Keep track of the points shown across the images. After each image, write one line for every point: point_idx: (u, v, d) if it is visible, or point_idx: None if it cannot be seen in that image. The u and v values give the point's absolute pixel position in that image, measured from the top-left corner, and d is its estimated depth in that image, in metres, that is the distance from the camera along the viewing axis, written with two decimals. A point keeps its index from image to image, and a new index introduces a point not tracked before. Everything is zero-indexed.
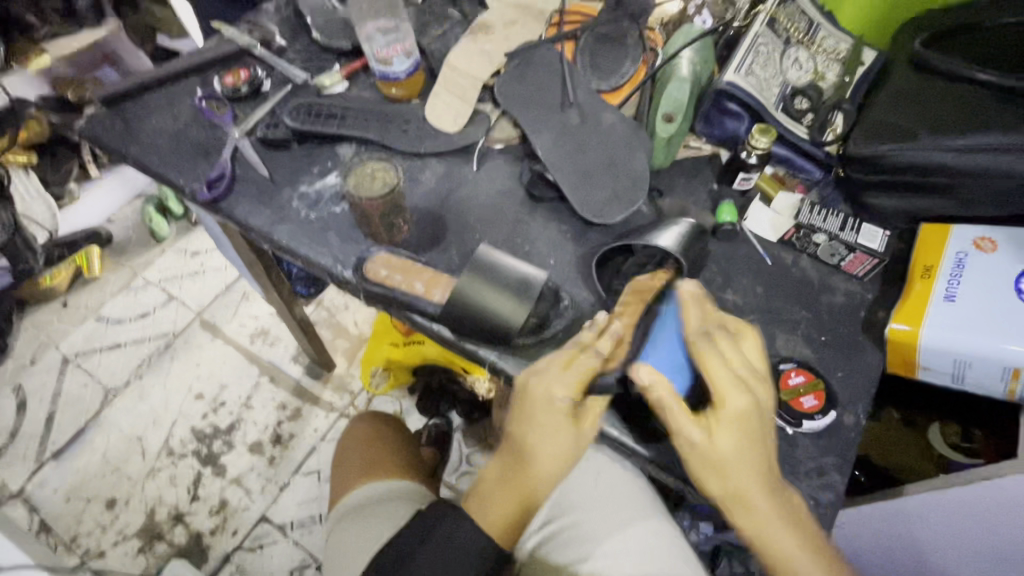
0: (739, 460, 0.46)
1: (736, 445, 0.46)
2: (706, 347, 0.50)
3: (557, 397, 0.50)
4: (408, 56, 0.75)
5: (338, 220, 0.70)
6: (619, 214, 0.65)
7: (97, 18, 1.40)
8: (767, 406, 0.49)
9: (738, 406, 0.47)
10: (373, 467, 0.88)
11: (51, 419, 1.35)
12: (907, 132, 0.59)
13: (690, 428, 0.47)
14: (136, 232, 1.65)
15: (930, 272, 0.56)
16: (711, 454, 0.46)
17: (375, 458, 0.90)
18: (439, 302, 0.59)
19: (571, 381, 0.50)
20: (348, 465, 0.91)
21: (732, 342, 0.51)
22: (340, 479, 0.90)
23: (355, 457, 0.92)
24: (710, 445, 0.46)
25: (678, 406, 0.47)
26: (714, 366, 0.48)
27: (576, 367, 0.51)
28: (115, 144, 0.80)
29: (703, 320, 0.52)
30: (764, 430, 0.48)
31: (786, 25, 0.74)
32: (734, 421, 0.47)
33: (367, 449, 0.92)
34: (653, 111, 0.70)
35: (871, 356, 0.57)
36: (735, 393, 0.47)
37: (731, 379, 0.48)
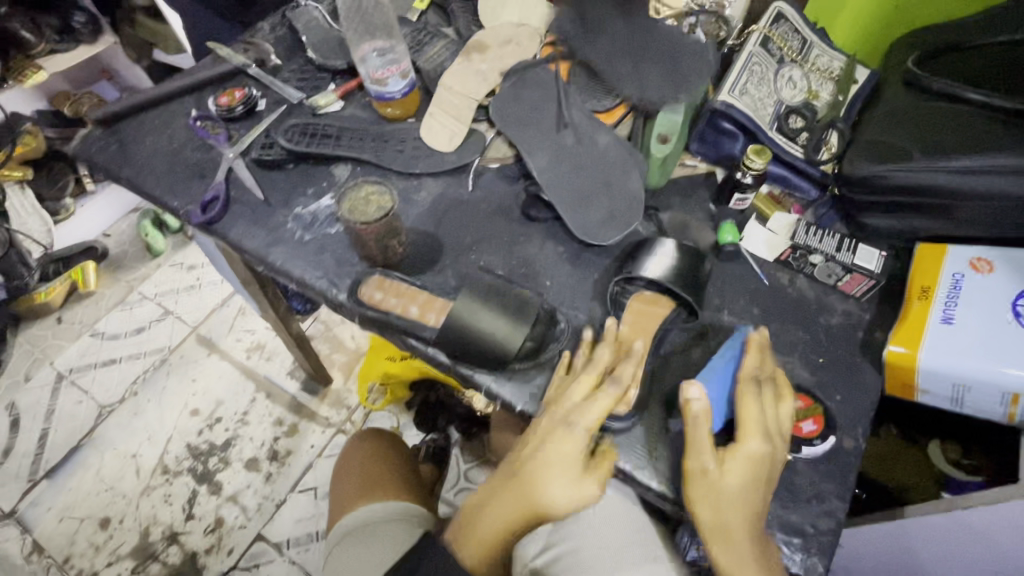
0: (740, 501, 0.46)
1: (742, 487, 0.46)
2: (750, 389, 0.50)
3: (576, 424, 0.50)
4: (403, 77, 0.75)
5: (334, 241, 0.69)
6: (615, 235, 0.64)
7: (92, 34, 1.41)
8: (779, 459, 0.49)
9: (754, 449, 0.47)
10: (372, 486, 0.87)
11: (44, 436, 1.33)
12: (901, 151, 0.59)
13: (705, 459, 0.47)
14: (132, 246, 1.64)
15: (927, 293, 0.55)
16: (714, 486, 0.46)
17: (375, 476, 0.89)
18: (433, 326, 0.59)
19: (593, 412, 0.50)
20: (347, 484, 0.89)
21: (772, 391, 0.51)
22: (338, 498, 0.89)
23: (353, 476, 0.90)
24: (716, 478, 0.46)
25: (704, 432, 0.48)
26: (750, 407, 0.49)
27: (604, 396, 0.50)
28: (110, 165, 0.80)
29: (755, 366, 0.53)
30: (772, 477, 0.48)
31: (779, 44, 0.75)
32: (746, 461, 0.47)
33: (366, 467, 0.91)
34: (647, 132, 0.70)
35: (870, 378, 0.56)
36: (758, 437, 0.48)
37: (761, 423, 0.48)
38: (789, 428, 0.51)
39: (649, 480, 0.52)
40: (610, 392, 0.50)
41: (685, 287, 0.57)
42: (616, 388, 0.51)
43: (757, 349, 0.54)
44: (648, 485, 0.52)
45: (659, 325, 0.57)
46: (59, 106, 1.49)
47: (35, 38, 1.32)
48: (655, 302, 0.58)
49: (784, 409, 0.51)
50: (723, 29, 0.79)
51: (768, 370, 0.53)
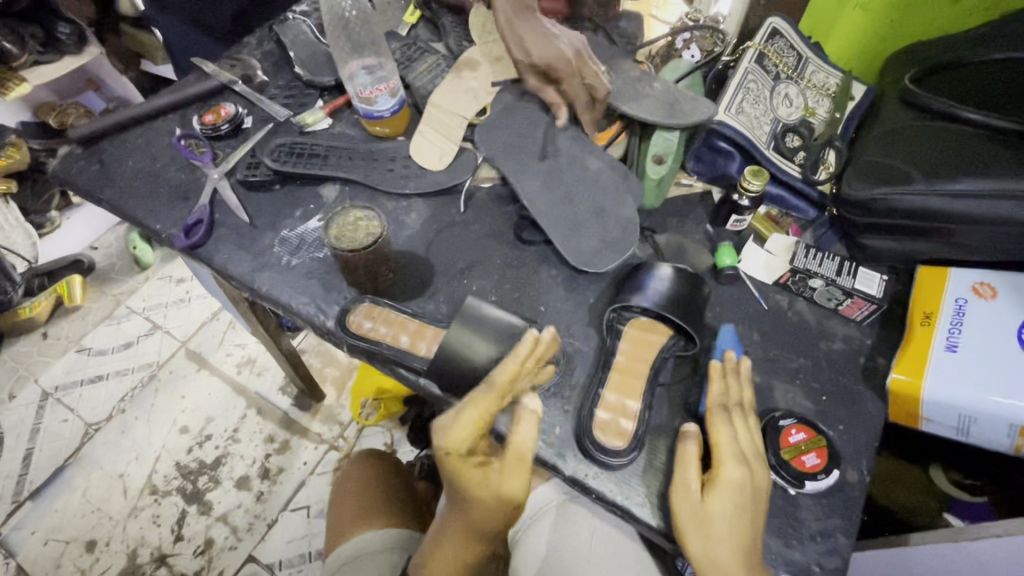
0: (729, 528, 0.44)
1: (729, 514, 0.44)
2: (720, 415, 0.50)
3: (448, 451, 0.49)
4: (393, 95, 0.73)
5: (323, 266, 0.67)
6: (612, 262, 0.62)
7: (77, 45, 1.37)
8: (764, 483, 0.47)
9: (734, 475, 0.46)
10: (369, 512, 0.84)
11: (29, 457, 1.30)
12: (900, 173, 0.58)
13: (689, 476, 0.47)
14: (119, 259, 1.61)
15: (929, 319, 0.54)
16: (699, 511, 0.45)
17: (372, 502, 0.86)
18: (424, 356, 0.57)
19: (463, 430, 0.48)
20: (342, 511, 0.86)
21: (744, 417, 0.50)
22: (335, 524, 0.85)
23: (349, 504, 0.86)
24: (700, 503, 0.45)
25: (692, 448, 0.48)
26: (722, 432, 0.48)
27: (471, 410, 0.49)
28: (91, 186, 0.77)
29: (721, 392, 0.52)
30: (758, 504, 0.46)
31: (775, 60, 0.74)
32: (728, 490, 0.45)
33: (362, 493, 0.87)
34: (642, 152, 0.68)
35: (872, 406, 0.55)
36: (733, 461, 0.46)
37: (734, 448, 0.47)
38: (765, 451, 0.50)
39: (652, 519, 0.50)
40: (477, 404, 0.49)
41: (685, 317, 0.55)
42: (488, 397, 0.49)
43: (719, 374, 0.53)
44: (644, 521, 0.50)
45: (654, 355, 0.56)
46: (43, 117, 1.47)
47: (17, 49, 1.27)
48: (650, 328, 0.57)
49: (755, 432, 0.50)
50: (719, 44, 0.78)
51: (736, 395, 0.51)
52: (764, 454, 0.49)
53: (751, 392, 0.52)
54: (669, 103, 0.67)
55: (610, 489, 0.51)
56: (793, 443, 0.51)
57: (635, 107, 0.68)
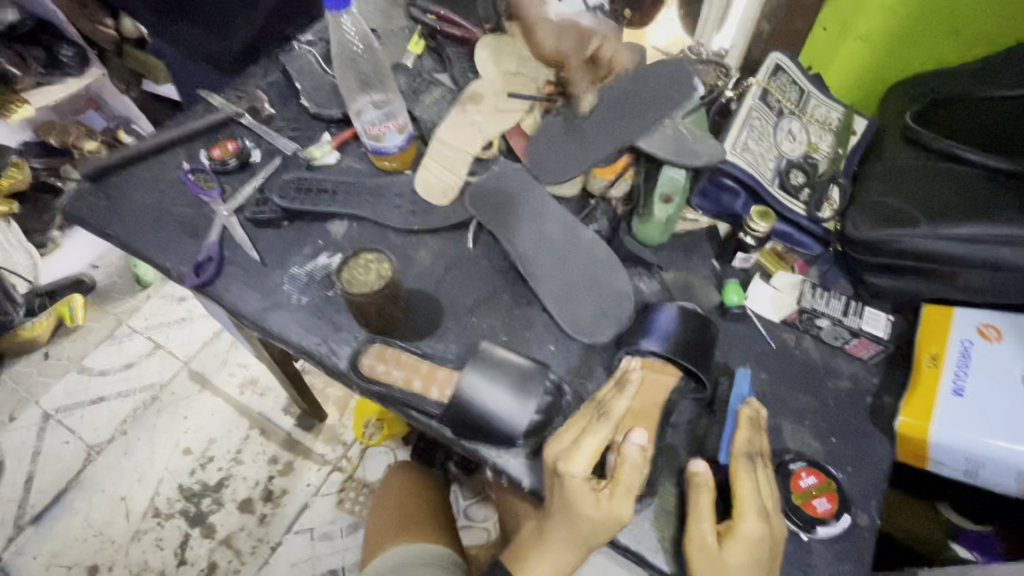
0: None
1: (745, 567, 0.45)
2: (743, 464, 0.50)
3: (572, 472, 0.49)
4: (401, 132, 0.74)
5: (333, 304, 0.68)
6: (608, 332, 0.62)
7: (81, 66, 1.35)
8: (779, 534, 0.48)
9: (753, 529, 0.47)
10: (410, 523, 0.89)
11: (31, 480, 1.29)
12: (904, 215, 0.59)
13: (705, 527, 0.47)
14: (121, 277, 1.61)
15: (937, 360, 0.55)
16: (714, 561, 0.46)
17: (413, 513, 0.92)
18: (437, 400, 0.57)
19: (587, 453, 0.49)
20: (384, 517, 0.92)
21: (763, 466, 0.51)
22: (376, 529, 0.91)
23: (391, 511, 0.93)
24: (716, 553, 0.46)
25: (705, 500, 0.49)
26: (744, 483, 0.49)
27: (592, 436, 0.50)
28: (98, 221, 0.77)
29: (748, 442, 0.52)
30: (773, 557, 0.47)
31: (778, 96, 0.75)
32: (745, 542, 0.46)
33: (405, 504, 0.94)
34: (648, 191, 0.70)
35: (880, 446, 0.56)
36: (754, 516, 0.47)
37: (756, 501, 0.48)
38: (781, 503, 0.50)
39: (667, 565, 0.50)
40: (597, 432, 0.50)
41: (694, 360, 0.56)
42: (604, 426, 0.51)
43: (747, 422, 0.54)
44: (655, 565, 0.51)
45: (663, 397, 0.56)
46: (43, 136, 1.45)
47: None
48: (661, 370, 0.57)
49: (773, 481, 0.51)
50: (722, 78, 0.80)
51: (758, 444, 0.53)
52: (778, 506, 0.49)
53: (767, 438, 0.54)
54: (677, 141, 0.68)
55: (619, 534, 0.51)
56: (803, 488, 0.52)
57: (649, 140, 0.69)
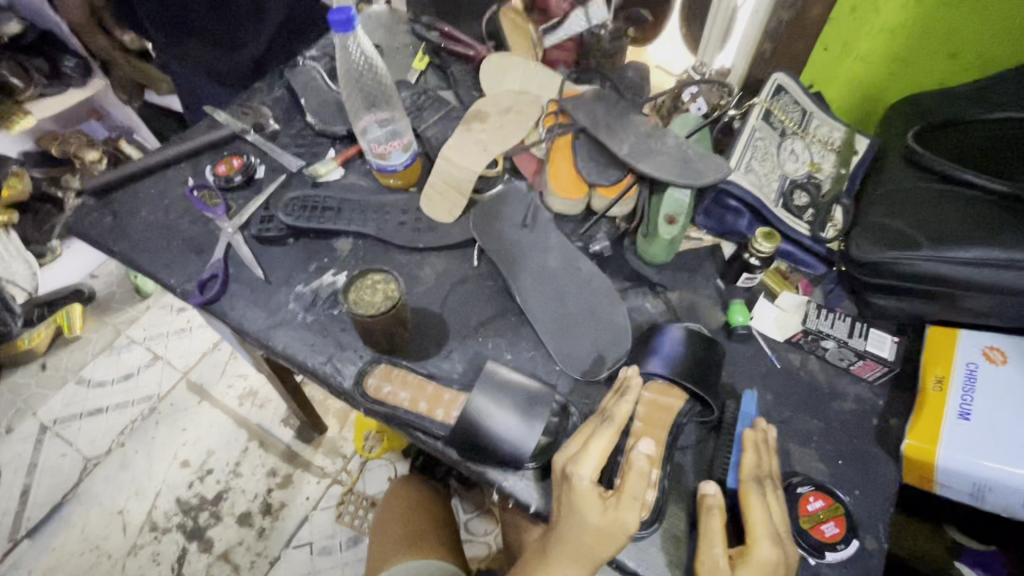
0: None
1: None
2: (754, 488, 0.50)
3: (579, 475, 0.48)
4: (406, 150, 0.75)
5: (337, 323, 0.68)
6: (605, 370, 0.61)
7: (82, 78, 1.36)
8: (793, 561, 0.48)
9: (767, 554, 0.46)
10: (415, 539, 0.89)
11: (26, 493, 1.28)
12: (906, 237, 0.59)
13: (717, 551, 0.47)
14: (120, 287, 1.60)
15: (943, 383, 0.55)
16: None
17: (417, 531, 0.91)
18: (442, 421, 0.57)
19: (594, 457, 0.49)
20: (391, 531, 0.92)
21: (774, 489, 0.51)
22: (382, 544, 0.90)
23: (397, 525, 0.92)
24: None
25: (717, 525, 0.48)
26: (755, 507, 0.49)
27: (598, 439, 0.50)
28: (103, 238, 0.77)
29: (757, 463, 0.52)
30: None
31: (780, 116, 0.76)
32: (759, 568, 0.46)
33: (411, 520, 0.93)
34: (653, 210, 0.70)
35: (886, 469, 0.56)
36: (768, 541, 0.46)
37: (769, 526, 0.47)
38: (792, 527, 0.50)
39: None
40: (603, 434, 0.51)
41: (699, 382, 0.56)
42: (609, 429, 0.51)
43: (754, 443, 0.53)
44: None
45: (669, 419, 0.56)
46: (44, 146, 1.45)
47: (23, 83, 1.26)
48: (666, 391, 0.57)
49: (784, 505, 0.51)
50: (725, 97, 0.81)
51: (768, 466, 0.52)
52: (790, 534, 0.49)
53: (777, 460, 0.54)
54: (682, 161, 0.68)
55: (626, 557, 0.51)
56: (811, 512, 0.52)
57: (650, 163, 0.68)
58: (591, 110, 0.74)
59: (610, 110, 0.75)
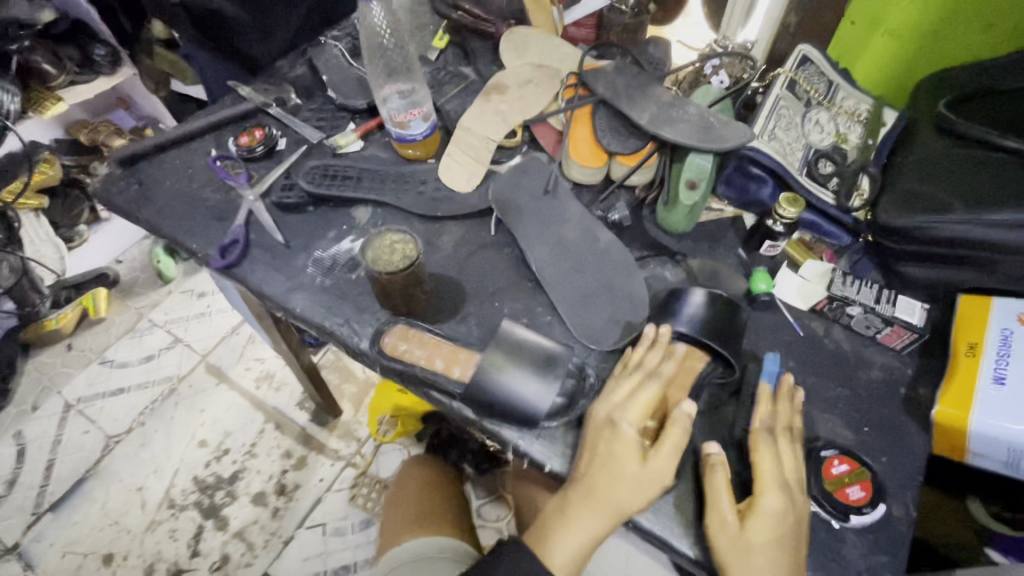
0: (770, 558, 0.44)
1: (769, 544, 0.44)
2: (763, 437, 0.50)
3: (625, 424, 0.50)
4: (425, 120, 0.74)
5: (356, 288, 0.68)
6: (617, 338, 0.60)
7: (112, 66, 1.36)
8: (804, 510, 0.47)
9: (774, 504, 0.46)
10: (426, 519, 0.88)
11: (51, 468, 1.30)
12: (940, 204, 0.57)
13: (724, 506, 0.46)
14: (144, 272, 1.62)
15: (974, 348, 0.54)
16: (739, 540, 0.45)
17: (427, 511, 0.90)
18: (459, 380, 0.57)
19: (640, 407, 0.51)
20: (403, 510, 0.92)
21: (788, 442, 0.50)
22: (392, 524, 0.90)
23: (410, 507, 0.92)
24: (738, 533, 0.45)
25: (722, 482, 0.47)
26: (763, 459, 0.48)
27: (644, 390, 0.51)
28: (129, 206, 0.79)
29: (768, 418, 0.52)
30: (799, 534, 0.46)
31: (806, 86, 0.75)
32: (767, 518, 0.45)
33: (423, 500, 0.93)
34: (675, 178, 0.69)
35: (915, 438, 0.54)
36: (775, 491, 0.46)
37: (777, 476, 0.47)
38: (804, 484, 0.49)
39: (684, 545, 0.49)
40: (651, 385, 0.51)
41: (723, 343, 0.55)
42: (656, 384, 0.52)
43: (770, 398, 0.53)
44: (680, 549, 0.49)
45: (691, 381, 0.55)
46: (75, 134, 1.49)
47: (55, 70, 1.26)
48: (690, 355, 0.57)
49: (801, 460, 0.50)
50: (747, 71, 0.79)
51: (784, 420, 0.52)
52: (802, 481, 0.49)
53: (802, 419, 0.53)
54: (704, 128, 0.67)
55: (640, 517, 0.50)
56: (835, 475, 0.51)
57: (673, 129, 0.67)
58: (613, 80, 0.73)
59: (633, 80, 0.74)
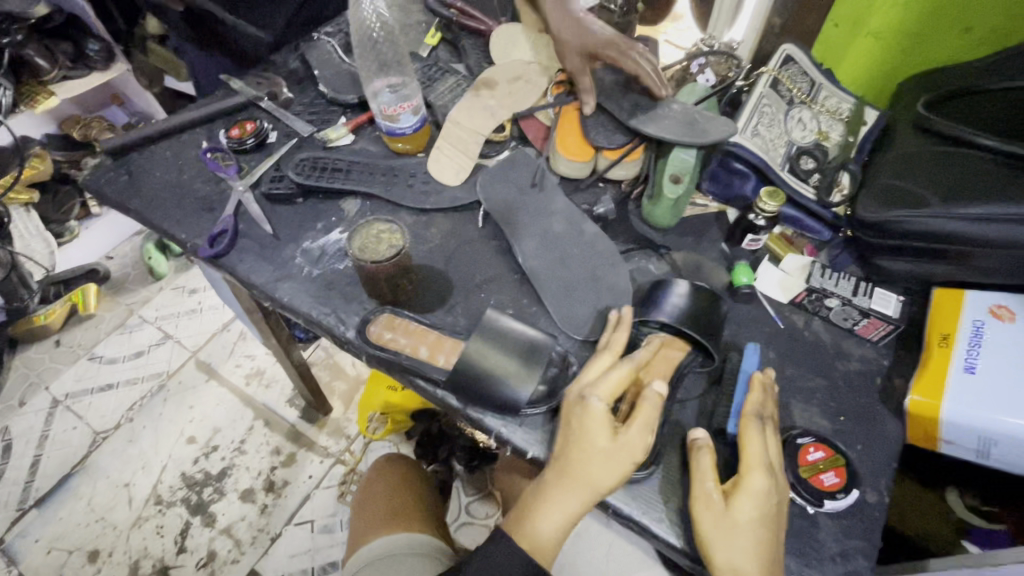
0: (752, 535, 0.44)
1: (753, 521, 0.45)
2: (753, 422, 0.50)
3: (594, 401, 0.50)
4: (415, 113, 0.74)
5: (343, 278, 0.69)
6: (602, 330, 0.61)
7: (106, 62, 1.35)
8: (786, 495, 0.48)
9: (760, 485, 0.46)
10: (398, 517, 0.86)
11: (36, 464, 1.28)
12: (915, 197, 0.59)
13: (709, 485, 0.47)
14: (135, 268, 1.62)
15: (947, 339, 0.55)
16: (723, 518, 0.45)
17: (399, 508, 0.88)
18: (444, 367, 0.58)
19: (610, 384, 0.51)
20: (373, 510, 0.89)
21: (774, 429, 0.51)
22: (362, 524, 0.88)
23: (380, 504, 0.90)
24: (723, 511, 0.46)
25: (706, 464, 0.48)
26: (751, 440, 0.49)
27: (615, 369, 0.52)
28: (119, 196, 0.79)
29: (758, 404, 0.52)
30: (781, 514, 0.47)
31: (789, 86, 0.76)
32: (753, 497, 0.46)
33: (393, 498, 0.90)
34: (659, 172, 0.70)
35: (891, 427, 0.55)
36: (761, 471, 0.47)
37: (762, 457, 0.48)
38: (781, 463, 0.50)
39: (665, 531, 0.50)
40: (623, 365, 0.52)
41: (703, 332, 0.56)
42: (628, 364, 0.53)
43: (761, 386, 0.54)
44: (665, 539, 0.50)
45: (672, 370, 0.56)
46: (67, 130, 1.48)
47: (48, 64, 1.25)
48: (669, 344, 0.58)
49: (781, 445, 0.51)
50: (733, 69, 0.80)
51: (770, 408, 0.52)
52: (781, 465, 0.49)
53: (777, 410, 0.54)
54: (688, 124, 0.68)
55: (620, 503, 0.51)
56: (811, 462, 0.52)
57: (657, 126, 0.68)
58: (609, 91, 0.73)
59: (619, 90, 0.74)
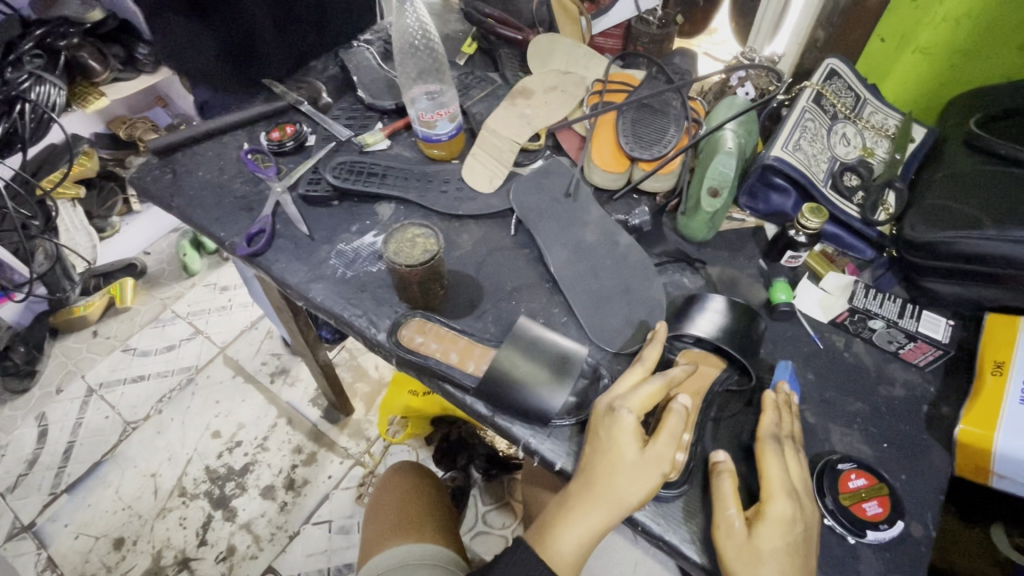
0: (778, 567, 0.43)
1: (779, 551, 0.43)
2: (771, 445, 0.48)
3: (625, 413, 0.49)
4: (452, 120, 0.75)
5: (375, 281, 0.70)
6: (634, 343, 0.60)
7: (153, 65, 1.39)
8: (813, 520, 0.46)
9: (782, 511, 0.45)
10: (408, 525, 0.85)
11: (70, 450, 1.32)
12: (969, 218, 0.57)
13: (731, 512, 0.45)
14: (170, 265, 1.66)
15: (1001, 366, 0.53)
16: (745, 547, 0.44)
17: (410, 516, 0.87)
18: (473, 374, 0.57)
19: (641, 397, 0.50)
20: (382, 518, 0.88)
21: (793, 450, 0.49)
22: (374, 533, 0.86)
23: (390, 512, 0.88)
24: (746, 540, 0.44)
25: (728, 489, 0.46)
26: (771, 465, 0.47)
27: (647, 383, 0.51)
28: (162, 193, 0.81)
29: (775, 423, 0.51)
30: (809, 541, 0.45)
31: (833, 101, 0.74)
32: (777, 526, 0.44)
33: (403, 505, 0.89)
34: (698, 185, 0.69)
35: (937, 457, 0.53)
36: (784, 497, 0.45)
37: (785, 483, 0.46)
38: (809, 486, 0.48)
39: (696, 555, 0.49)
40: (655, 379, 0.51)
41: (741, 350, 0.55)
42: (660, 379, 0.51)
43: (773, 406, 0.52)
44: (694, 562, 0.49)
45: (706, 387, 0.55)
46: (114, 129, 1.54)
47: (100, 65, 1.29)
48: (704, 360, 0.57)
49: (804, 466, 0.49)
50: (774, 83, 0.79)
51: (788, 427, 0.51)
52: (810, 490, 0.48)
53: (801, 426, 0.52)
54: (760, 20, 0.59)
55: (650, 521, 0.50)
56: (852, 489, 0.50)
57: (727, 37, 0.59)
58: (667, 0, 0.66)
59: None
